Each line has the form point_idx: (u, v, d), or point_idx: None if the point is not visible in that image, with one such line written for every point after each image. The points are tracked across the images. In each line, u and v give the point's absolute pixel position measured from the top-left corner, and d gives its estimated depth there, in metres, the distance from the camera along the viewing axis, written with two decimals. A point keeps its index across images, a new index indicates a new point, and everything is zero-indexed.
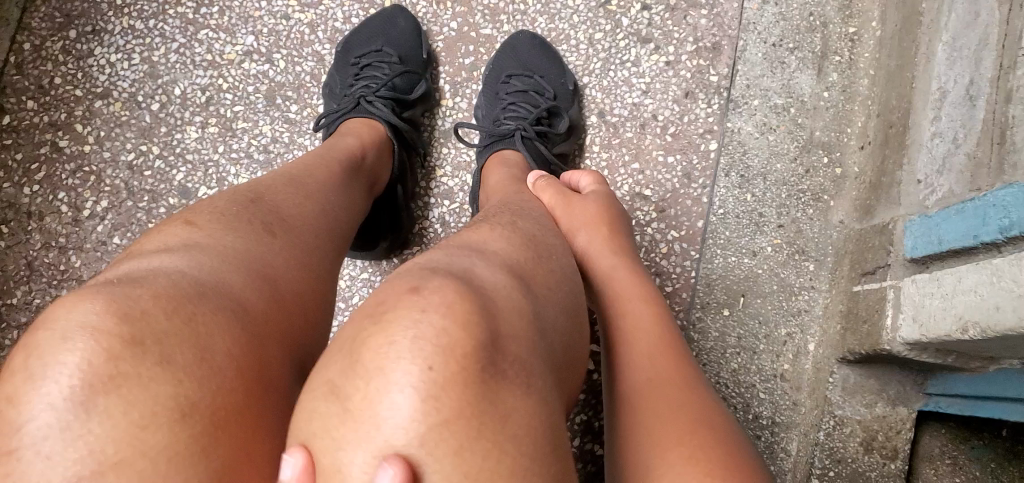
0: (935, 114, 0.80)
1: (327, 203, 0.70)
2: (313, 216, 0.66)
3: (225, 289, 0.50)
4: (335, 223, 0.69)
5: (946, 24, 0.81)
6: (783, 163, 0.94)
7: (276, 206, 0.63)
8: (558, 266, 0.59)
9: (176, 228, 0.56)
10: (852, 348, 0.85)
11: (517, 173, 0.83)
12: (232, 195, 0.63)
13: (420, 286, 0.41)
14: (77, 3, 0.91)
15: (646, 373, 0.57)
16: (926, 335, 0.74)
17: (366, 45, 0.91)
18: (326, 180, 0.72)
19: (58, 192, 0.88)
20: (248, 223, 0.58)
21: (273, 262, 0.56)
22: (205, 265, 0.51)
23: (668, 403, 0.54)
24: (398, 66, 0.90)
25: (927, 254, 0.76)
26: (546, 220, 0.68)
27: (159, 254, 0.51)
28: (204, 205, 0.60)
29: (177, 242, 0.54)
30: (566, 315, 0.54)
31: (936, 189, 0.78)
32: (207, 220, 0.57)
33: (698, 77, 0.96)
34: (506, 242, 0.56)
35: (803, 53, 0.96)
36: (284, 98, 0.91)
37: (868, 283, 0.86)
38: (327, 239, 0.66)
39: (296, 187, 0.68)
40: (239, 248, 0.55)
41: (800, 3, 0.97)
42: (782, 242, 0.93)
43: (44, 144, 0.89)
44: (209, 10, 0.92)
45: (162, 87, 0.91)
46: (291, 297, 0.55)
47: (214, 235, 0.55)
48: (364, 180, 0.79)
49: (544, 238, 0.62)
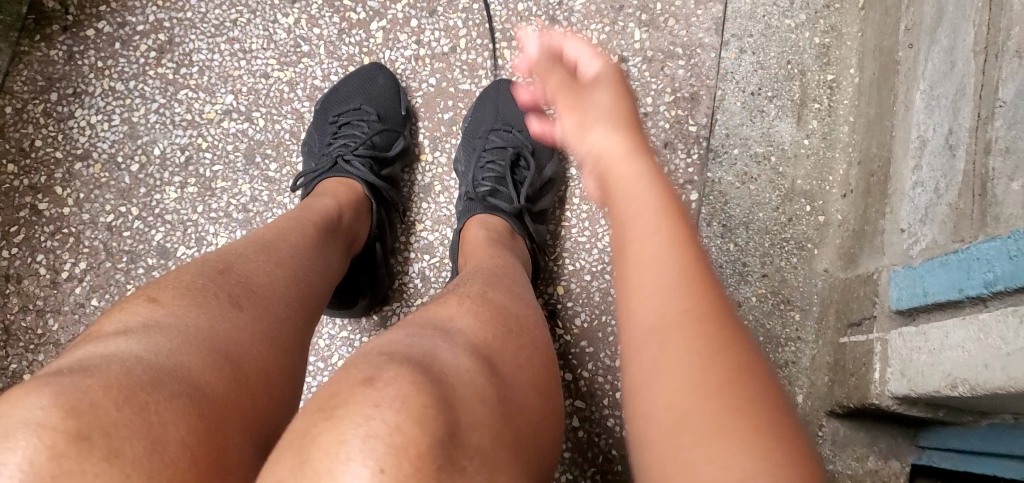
0: (916, 162, 0.79)
1: (299, 267, 0.67)
2: (286, 284, 0.64)
3: (183, 372, 0.48)
4: (310, 287, 0.67)
5: (922, 73, 0.81)
6: (765, 212, 0.94)
7: (246, 275, 0.61)
8: (529, 339, 0.58)
9: (140, 306, 0.54)
10: (841, 400, 0.84)
11: (491, 231, 0.82)
12: (201, 266, 0.61)
13: (374, 378, 0.40)
14: (58, 66, 0.92)
15: (631, 260, 0.44)
16: (915, 390, 0.72)
17: (345, 103, 0.92)
18: (301, 244, 0.70)
19: (37, 254, 0.88)
20: (214, 297, 0.57)
21: (238, 337, 0.54)
22: (164, 347, 0.49)
23: (668, 282, 0.41)
24: (376, 124, 0.91)
25: (912, 306, 0.75)
26: (520, 288, 0.68)
27: (118, 336, 0.50)
28: (170, 279, 0.59)
29: (137, 323, 0.52)
30: (537, 393, 0.52)
31: (919, 238, 0.77)
32: (171, 296, 0.56)
33: (677, 128, 0.97)
34: (472, 317, 0.55)
35: (782, 101, 0.96)
36: (263, 157, 0.91)
37: (855, 335, 0.84)
38: (300, 309, 0.64)
39: (269, 253, 0.66)
40: (203, 325, 0.53)
41: (778, 51, 0.97)
42: (767, 292, 0.92)
43: (24, 206, 0.89)
44: (189, 71, 0.93)
45: (142, 147, 0.91)
46: (256, 374, 0.53)
47: (178, 313, 0.54)
48: (342, 241, 0.79)
49: (513, 309, 0.61)
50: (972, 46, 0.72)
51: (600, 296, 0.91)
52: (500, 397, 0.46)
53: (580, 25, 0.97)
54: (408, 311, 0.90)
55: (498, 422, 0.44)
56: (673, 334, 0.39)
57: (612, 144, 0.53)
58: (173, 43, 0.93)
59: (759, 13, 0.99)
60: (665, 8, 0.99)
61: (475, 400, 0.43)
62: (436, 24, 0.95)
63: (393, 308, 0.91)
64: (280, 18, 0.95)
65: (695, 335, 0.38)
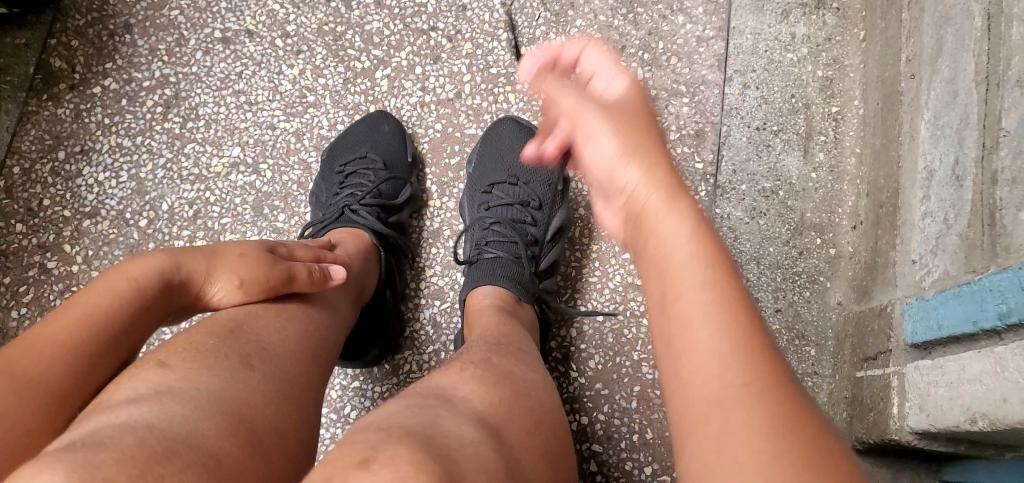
0: (924, 193, 0.79)
1: (308, 323, 0.67)
2: (295, 342, 0.63)
3: (199, 437, 0.45)
4: (318, 342, 0.67)
5: (926, 102, 0.81)
6: (775, 247, 0.94)
7: (256, 336, 0.60)
8: (538, 403, 0.57)
9: (149, 372, 0.52)
10: (860, 436, 0.82)
11: (498, 297, 0.80)
12: (210, 326, 0.60)
13: (371, 460, 0.38)
14: (66, 124, 0.92)
15: (693, 346, 0.42)
16: (935, 425, 0.71)
17: (351, 152, 0.92)
18: (309, 301, 0.70)
19: (46, 313, 0.87)
20: (224, 359, 0.56)
21: (250, 398, 0.53)
22: (177, 414, 0.47)
23: (716, 342, 0.41)
24: (382, 172, 0.92)
25: (928, 339, 0.74)
26: (526, 356, 0.66)
27: (128, 404, 0.48)
28: (179, 342, 0.57)
29: (148, 389, 0.50)
30: (546, 462, 0.50)
31: (931, 269, 0.76)
32: (181, 360, 0.54)
33: (683, 165, 0.96)
34: (477, 384, 0.55)
35: (787, 135, 0.96)
36: (271, 208, 0.91)
37: (871, 368, 0.83)
38: (310, 365, 0.63)
39: (279, 311, 0.65)
40: (215, 392, 0.52)
41: (781, 85, 0.98)
42: (781, 327, 0.92)
43: (32, 266, 0.88)
44: (196, 124, 0.93)
45: (150, 203, 0.91)
46: (270, 436, 0.52)
47: (190, 379, 0.52)
48: (351, 290, 0.78)
49: (519, 374, 0.61)
50: (973, 77, 0.72)
51: (614, 337, 0.91)
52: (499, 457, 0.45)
53: None
54: (421, 358, 0.89)
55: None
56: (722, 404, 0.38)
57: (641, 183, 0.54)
58: (179, 97, 0.94)
59: (760, 48, 0.99)
60: (667, 46, 0.99)
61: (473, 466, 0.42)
62: (439, 70, 0.96)
63: (404, 356, 0.90)
64: (285, 69, 0.95)
65: (765, 411, 0.36)
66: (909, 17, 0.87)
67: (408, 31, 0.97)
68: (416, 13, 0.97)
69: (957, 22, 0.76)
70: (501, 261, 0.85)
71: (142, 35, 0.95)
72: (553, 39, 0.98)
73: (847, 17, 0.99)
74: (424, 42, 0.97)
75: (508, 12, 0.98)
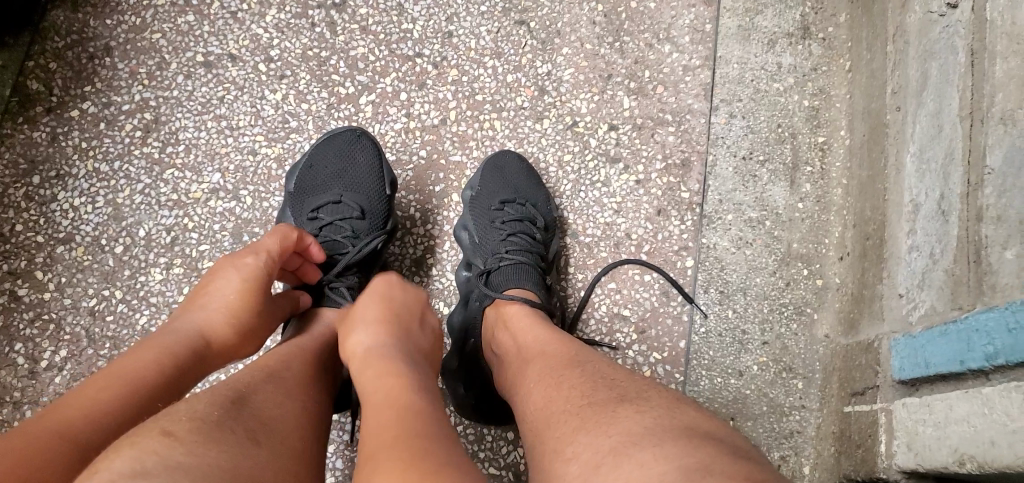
0: (911, 226, 0.78)
1: (306, 400, 0.64)
2: (296, 418, 0.60)
3: None
4: (316, 419, 0.63)
5: (911, 135, 0.81)
6: (762, 277, 0.93)
7: (257, 407, 0.57)
8: (695, 420, 0.54)
9: (152, 440, 0.46)
10: (848, 473, 0.81)
11: (533, 304, 0.80)
12: (211, 395, 0.56)
13: None
14: (42, 148, 0.91)
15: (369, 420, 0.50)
16: (923, 466, 0.70)
17: (325, 191, 0.89)
18: (303, 370, 0.68)
19: (16, 343, 0.85)
20: (231, 432, 0.51)
21: (262, 474, 0.48)
22: None
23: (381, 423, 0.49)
24: (358, 220, 0.87)
25: (915, 377, 0.73)
26: (638, 381, 0.63)
27: (136, 478, 0.41)
28: (180, 410, 0.52)
29: (155, 461, 0.44)
30: (739, 456, 0.48)
31: (918, 304, 0.75)
32: (186, 430, 0.49)
33: (669, 194, 0.95)
34: (644, 426, 0.53)
35: (774, 165, 0.96)
36: (250, 235, 0.90)
37: (858, 403, 0.82)
38: (310, 438, 0.60)
39: (275, 383, 0.63)
40: (227, 465, 0.46)
41: (767, 115, 0.98)
42: (767, 360, 0.90)
43: (2, 292, 0.86)
44: (176, 149, 0.92)
45: (126, 229, 0.89)
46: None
47: (199, 450, 0.47)
48: (336, 367, 0.76)
49: (670, 404, 0.57)
50: (957, 111, 0.72)
51: None
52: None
53: (569, 95, 0.97)
54: None
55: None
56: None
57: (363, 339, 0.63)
58: (159, 122, 0.92)
59: (747, 78, 0.99)
60: (653, 75, 0.99)
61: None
62: (424, 97, 0.95)
63: None
64: (268, 94, 0.94)
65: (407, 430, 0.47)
66: (894, 50, 0.87)
67: (393, 57, 0.96)
68: (401, 39, 0.97)
69: (941, 56, 0.76)
70: (525, 268, 0.86)
71: (123, 58, 0.94)
72: (539, 67, 0.97)
73: (834, 47, 1.00)
74: (409, 68, 0.96)
75: (494, 40, 0.98)
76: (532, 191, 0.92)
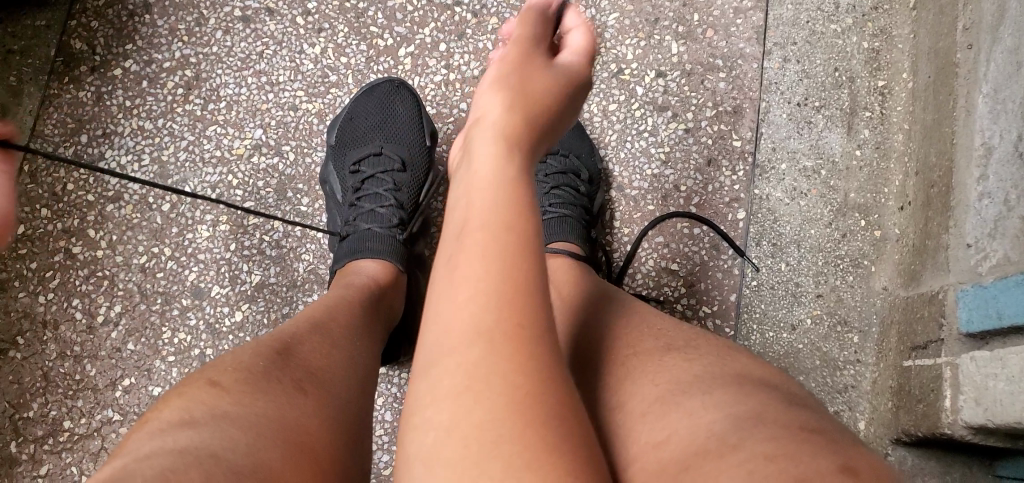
0: (982, 172, 0.74)
1: (354, 349, 0.63)
2: (343, 367, 0.59)
3: (266, 468, 0.42)
4: (366, 366, 0.63)
5: (985, 74, 0.76)
6: (817, 229, 0.89)
7: (305, 357, 0.57)
8: (743, 368, 0.52)
9: (201, 392, 0.49)
10: (907, 429, 0.78)
11: (577, 258, 0.78)
12: (258, 347, 0.57)
13: None
14: (88, 107, 0.91)
15: (464, 291, 0.42)
16: (993, 420, 0.67)
17: (365, 143, 0.89)
18: (350, 318, 0.67)
19: (73, 299, 0.87)
20: (277, 382, 0.52)
21: (310, 422, 0.49)
22: (238, 438, 0.44)
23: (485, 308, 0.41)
24: (399, 172, 0.88)
25: (985, 329, 0.70)
26: (688, 331, 0.61)
27: (185, 429, 0.45)
28: (228, 362, 0.54)
29: (202, 411, 0.47)
30: (788, 403, 0.46)
31: (988, 254, 0.72)
32: (233, 381, 0.50)
33: (720, 143, 0.92)
34: (690, 374, 0.51)
35: (831, 111, 0.91)
36: (294, 192, 0.90)
37: (920, 358, 0.79)
38: (361, 388, 0.59)
39: (322, 334, 0.62)
40: (275, 415, 0.47)
41: (824, 59, 0.92)
42: (822, 313, 0.87)
43: (57, 251, 0.88)
44: (217, 106, 0.91)
45: (172, 187, 0.90)
46: (332, 468, 0.46)
47: (244, 399, 0.48)
48: (384, 315, 0.75)
49: (719, 354, 0.55)
50: None
51: None
52: (785, 440, 0.39)
53: (614, 41, 0.94)
54: None
55: (778, 475, 0.36)
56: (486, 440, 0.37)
57: (497, 129, 0.47)
58: (200, 78, 0.92)
59: (802, 19, 0.94)
60: (702, 18, 0.94)
61: (720, 469, 0.38)
62: (464, 47, 0.92)
63: None
64: (307, 48, 0.93)
65: (505, 341, 0.39)
66: None
67: (432, 7, 0.93)
68: None
69: None
70: (569, 219, 0.84)
71: (163, 15, 0.93)
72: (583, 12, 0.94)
73: None
74: (448, 18, 0.93)
75: None
76: (577, 148, 0.90)
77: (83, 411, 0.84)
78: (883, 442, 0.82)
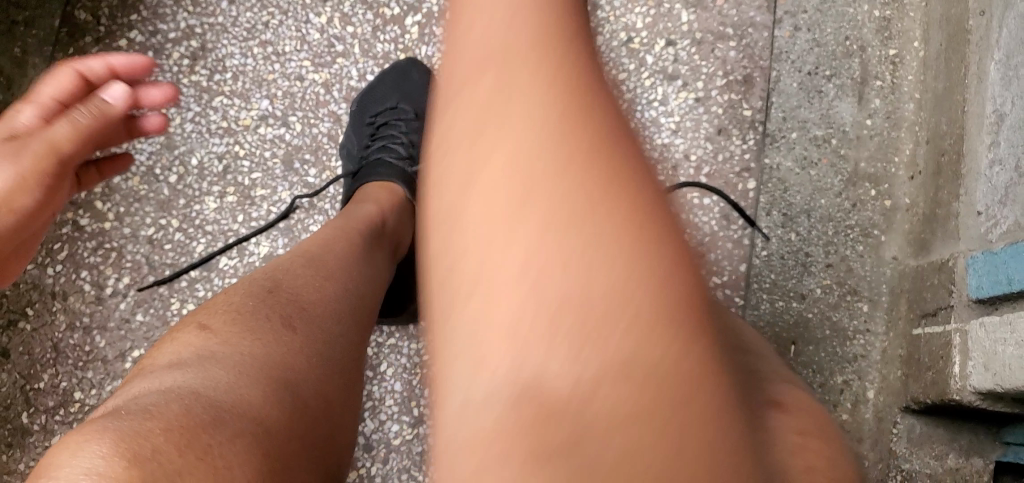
0: (993, 139, 0.74)
1: (350, 281, 0.63)
2: (336, 300, 0.59)
3: (246, 407, 0.43)
4: (362, 299, 0.63)
5: (997, 41, 0.75)
6: (827, 199, 0.88)
7: (296, 291, 0.57)
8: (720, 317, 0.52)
9: (191, 335, 0.51)
10: (916, 397, 0.78)
11: None
12: (250, 286, 0.57)
13: None
14: None
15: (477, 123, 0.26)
16: (1002, 386, 0.67)
17: (381, 102, 0.90)
18: (348, 250, 0.67)
19: (81, 270, 0.87)
20: (266, 319, 0.52)
21: (295, 360, 0.49)
22: (221, 377, 0.45)
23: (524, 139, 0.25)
24: (412, 122, 0.93)
25: (995, 295, 0.70)
26: None
27: (172, 370, 0.46)
28: (220, 303, 0.55)
29: (189, 353, 0.48)
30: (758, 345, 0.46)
31: (999, 221, 0.72)
32: (221, 322, 0.51)
33: (731, 112, 0.93)
34: None
35: (841, 81, 0.90)
36: (302, 162, 0.89)
37: (930, 326, 0.79)
38: (355, 324, 0.59)
39: (316, 268, 0.61)
40: (260, 353, 0.48)
41: (834, 27, 0.91)
42: (832, 283, 0.86)
43: (65, 223, 0.87)
44: (223, 77, 0.91)
45: (179, 158, 0.89)
46: (315, 401, 0.48)
47: (231, 339, 0.49)
48: (387, 245, 0.75)
49: None
50: None
51: None
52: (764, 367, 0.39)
53: (624, 9, 0.95)
54: None
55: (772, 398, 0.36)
56: (616, 371, 0.23)
57: None
58: (206, 49, 0.91)
59: None
60: None
61: None
62: None
63: None
64: (313, 17, 0.92)
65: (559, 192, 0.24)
66: None
67: None
68: None
69: None
70: None
71: None
72: None
73: None
74: None
75: None
76: None
77: (94, 383, 0.84)
78: (892, 411, 0.81)
